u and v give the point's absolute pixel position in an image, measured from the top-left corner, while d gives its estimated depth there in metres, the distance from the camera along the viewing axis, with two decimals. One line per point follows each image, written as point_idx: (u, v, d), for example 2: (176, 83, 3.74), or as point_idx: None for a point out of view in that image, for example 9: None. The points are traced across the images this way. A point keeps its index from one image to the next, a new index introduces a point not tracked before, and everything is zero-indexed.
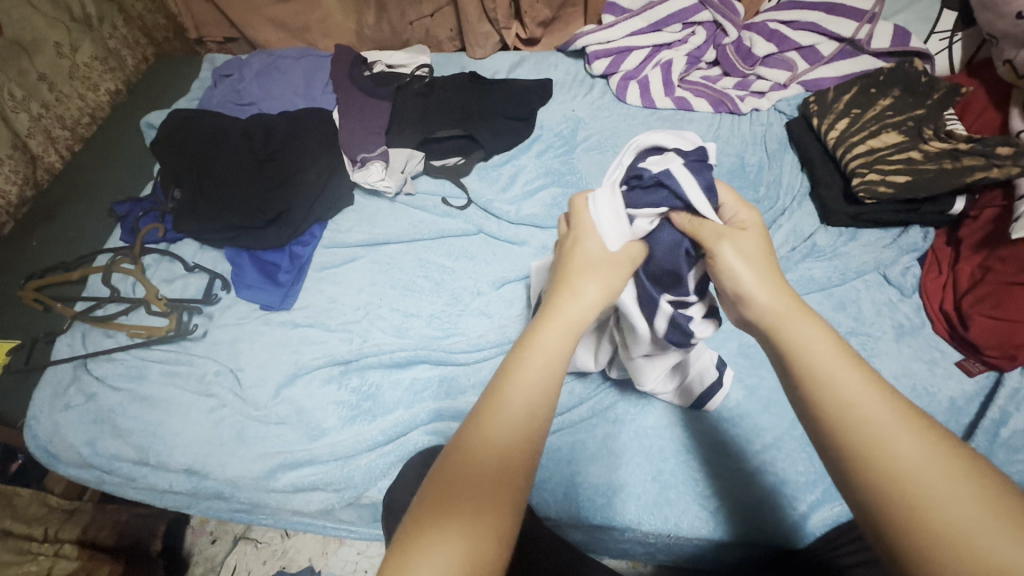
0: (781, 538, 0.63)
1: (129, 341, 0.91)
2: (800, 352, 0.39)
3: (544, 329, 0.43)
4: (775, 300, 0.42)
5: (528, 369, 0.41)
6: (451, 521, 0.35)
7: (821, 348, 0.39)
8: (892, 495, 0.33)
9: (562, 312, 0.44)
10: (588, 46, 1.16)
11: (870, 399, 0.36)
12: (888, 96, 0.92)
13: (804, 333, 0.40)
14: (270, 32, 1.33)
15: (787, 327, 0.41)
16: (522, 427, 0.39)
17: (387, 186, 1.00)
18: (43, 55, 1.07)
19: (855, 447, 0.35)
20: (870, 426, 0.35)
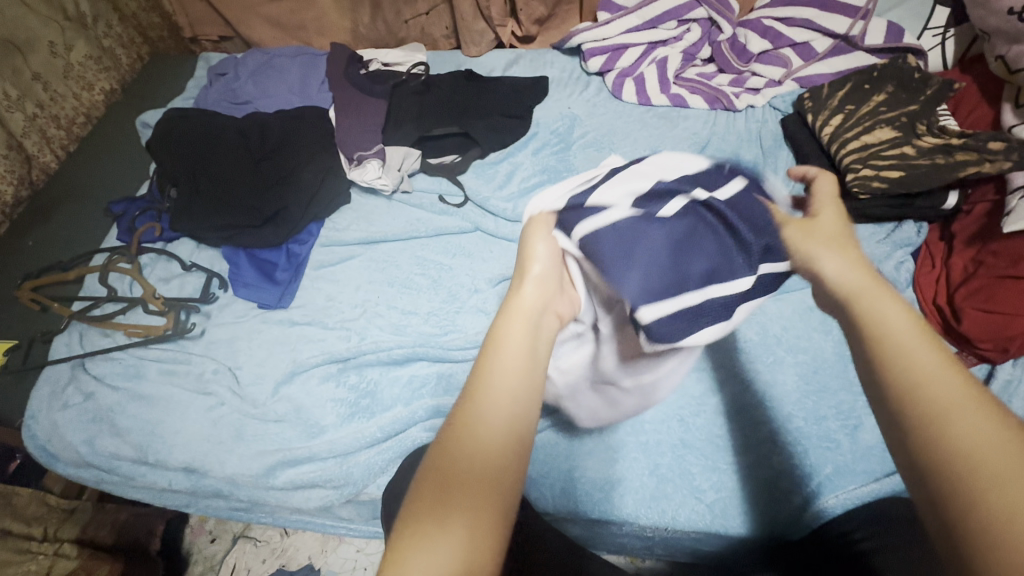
0: (779, 527, 0.64)
1: (126, 340, 0.91)
2: (875, 321, 0.38)
3: (509, 323, 0.46)
4: (854, 272, 0.42)
5: (500, 361, 0.42)
6: (442, 515, 0.35)
7: (896, 320, 0.38)
8: (944, 463, 0.32)
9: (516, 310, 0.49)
10: (584, 44, 1.16)
11: (940, 376, 0.34)
12: (882, 92, 0.93)
13: (880, 308, 0.39)
14: (265, 31, 1.33)
15: (863, 299, 0.40)
16: (508, 415, 0.40)
17: (385, 184, 1.00)
18: (37, 55, 1.07)
19: (929, 426, 0.33)
20: (944, 406, 0.33)
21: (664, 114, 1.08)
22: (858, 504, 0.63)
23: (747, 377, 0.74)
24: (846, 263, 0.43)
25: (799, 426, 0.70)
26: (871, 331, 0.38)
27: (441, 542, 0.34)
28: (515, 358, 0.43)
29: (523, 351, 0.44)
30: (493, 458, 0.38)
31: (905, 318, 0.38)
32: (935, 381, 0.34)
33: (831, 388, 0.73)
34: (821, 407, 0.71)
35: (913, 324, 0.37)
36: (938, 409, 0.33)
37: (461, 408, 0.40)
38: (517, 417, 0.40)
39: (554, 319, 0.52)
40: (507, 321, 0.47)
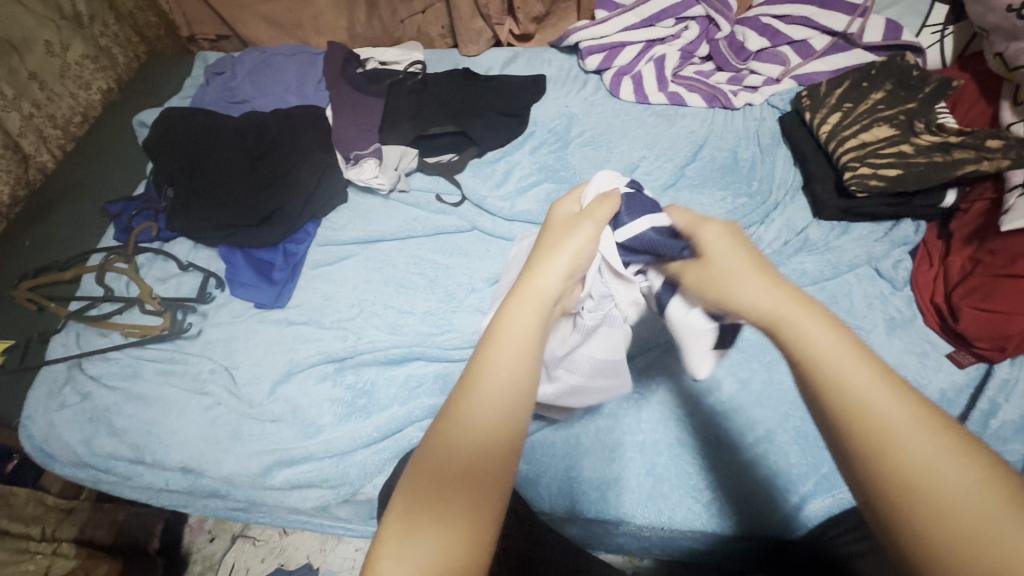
0: (774, 529, 0.63)
1: (123, 340, 0.91)
2: (809, 348, 0.36)
3: (522, 309, 0.43)
4: (777, 299, 0.40)
5: (500, 354, 0.40)
6: (432, 514, 0.34)
7: (831, 345, 0.36)
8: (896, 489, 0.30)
9: (529, 287, 0.45)
10: (582, 42, 1.16)
11: (887, 397, 0.33)
12: (880, 89, 0.92)
13: (815, 335, 0.36)
14: (262, 29, 1.33)
15: (796, 327, 0.38)
16: (505, 414, 0.38)
17: (382, 183, 1.00)
18: (33, 54, 1.06)
19: (870, 460, 0.32)
20: (886, 438, 0.32)
21: (662, 112, 1.08)
22: (853, 504, 0.63)
23: (744, 376, 0.74)
24: (764, 291, 0.41)
25: (795, 426, 0.70)
26: (806, 360, 0.36)
27: (422, 541, 0.33)
28: (515, 352, 0.40)
29: (527, 344, 0.41)
30: (484, 458, 0.36)
31: (840, 343, 0.36)
32: (873, 413, 0.32)
33: None
34: None
35: (850, 352, 0.35)
36: (880, 442, 0.32)
37: (456, 399, 0.39)
38: (512, 417, 0.38)
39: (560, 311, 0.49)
40: (516, 305, 0.43)
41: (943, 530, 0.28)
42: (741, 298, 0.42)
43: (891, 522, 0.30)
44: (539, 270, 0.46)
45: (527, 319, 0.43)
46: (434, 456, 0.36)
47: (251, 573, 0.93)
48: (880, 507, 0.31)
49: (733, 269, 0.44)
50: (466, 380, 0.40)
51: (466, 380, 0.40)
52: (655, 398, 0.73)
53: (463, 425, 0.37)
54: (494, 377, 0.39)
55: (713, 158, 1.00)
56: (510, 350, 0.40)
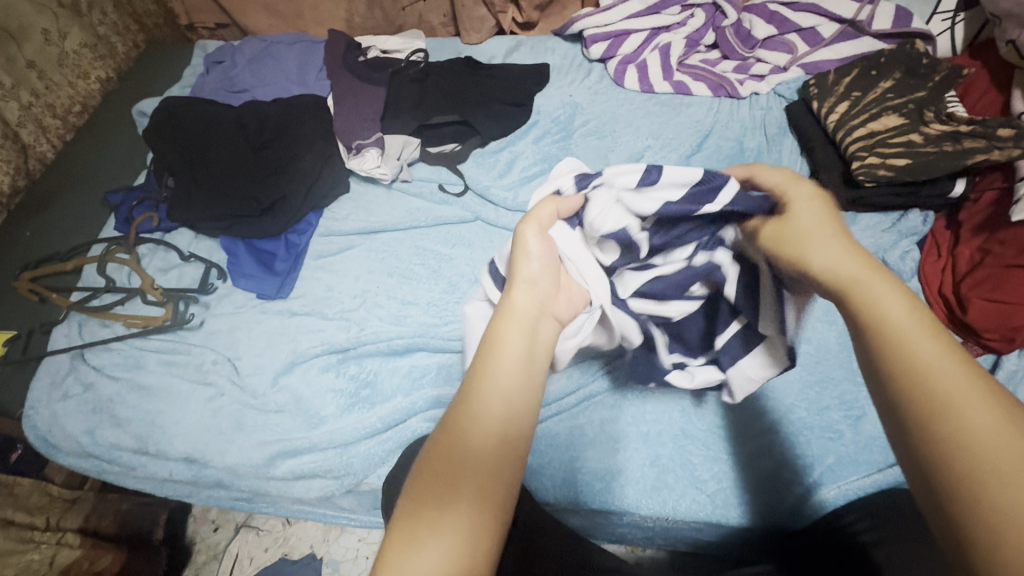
0: (779, 519, 0.63)
1: (125, 331, 0.90)
2: (880, 314, 0.36)
3: (512, 330, 0.43)
4: (841, 261, 0.39)
5: (497, 366, 0.41)
6: (438, 506, 0.36)
7: (904, 311, 0.36)
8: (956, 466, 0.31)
9: (517, 310, 0.45)
10: (586, 30, 1.14)
11: (954, 375, 0.33)
12: (889, 78, 0.91)
13: (881, 298, 0.37)
14: (262, 18, 1.31)
15: (857, 291, 0.38)
16: (503, 423, 0.39)
17: (384, 173, 0.99)
18: (31, 42, 1.05)
19: (924, 427, 0.32)
20: (945, 399, 0.32)
21: (667, 101, 1.07)
22: (859, 495, 0.63)
23: None
24: (834, 252, 0.40)
25: (801, 417, 0.70)
26: (867, 322, 0.36)
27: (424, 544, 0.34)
28: (512, 362, 0.42)
29: (519, 354, 0.42)
30: (490, 463, 0.37)
31: (905, 309, 0.36)
32: (934, 377, 0.33)
33: (833, 379, 0.72)
34: (824, 397, 0.71)
35: (919, 321, 0.35)
36: (941, 404, 0.32)
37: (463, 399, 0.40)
38: (511, 422, 0.39)
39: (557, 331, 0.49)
40: (506, 320, 0.44)
41: (988, 493, 0.30)
42: (811, 256, 0.40)
43: (939, 481, 0.31)
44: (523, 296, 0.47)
45: (515, 333, 0.44)
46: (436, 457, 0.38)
47: (256, 562, 0.94)
48: (928, 468, 0.32)
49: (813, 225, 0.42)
50: (464, 392, 0.40)
51: (465, 391, 0.41)
52: (660, 388, 0.73)
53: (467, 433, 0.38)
54: (494, 389, 0.40)
55: (719, 148, 0.98)
56: (502, 360, 0.42)
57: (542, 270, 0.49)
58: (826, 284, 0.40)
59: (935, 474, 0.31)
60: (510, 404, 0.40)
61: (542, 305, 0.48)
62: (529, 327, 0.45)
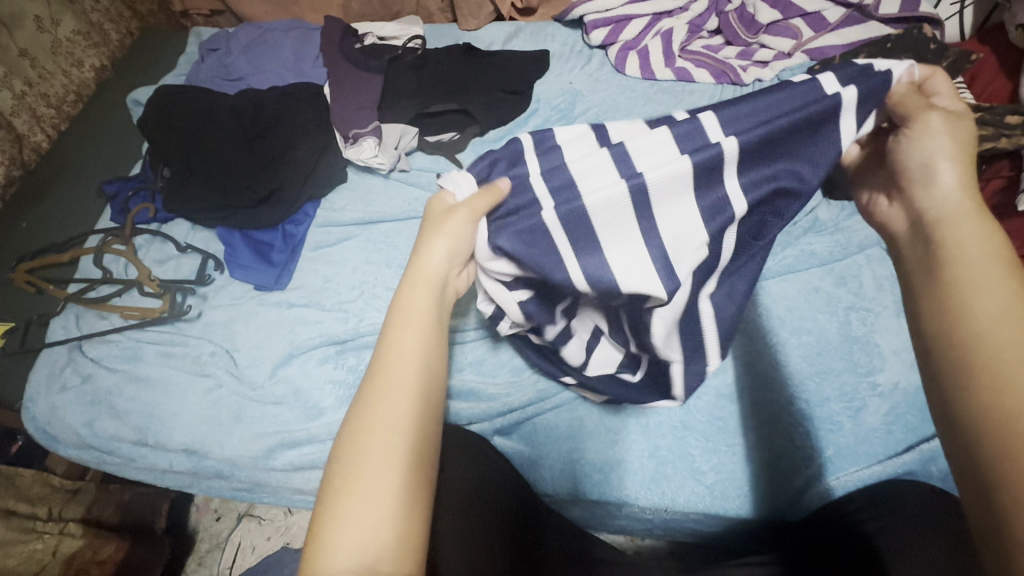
0: (779, 509, 0.64)
1: (123, 323, 0.90)
2: (956, 250, 0.40)
3: (414, 297, 0.44)
4: (957, 197, 0.42)
5: (403, 338, 0.42)
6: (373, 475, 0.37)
7: (979, 254, 0.39)
8: (983, 386, 0.35)
9: (420, 269, 0.45)
10: (587, 15, 1.12)
11: (1006, 314, 0.36)
12: (897, 62, 0.88)
13: (966, 241, 0.40)
14: (257, 5, 1.30)
15: (951, 228, 0.41)
16: (422, 389, 0.40)
17: (382, 163, 0.98)
18: (23, 30, 1.03)
19: (964, 353, 0.36)
20: (978, 335, 0.36)
21: (668, 88, 1.05)
22: (858, 487, 0.63)
23: (749, 358, 0.73)
24: (946, 190, 0.43)
25: (801, 408, 0.69)
26: (944, 261, 0.40)
27: (360, 513, 0.35)
28: (420, 326, 0.43)
29: (426, 325, 0.43)
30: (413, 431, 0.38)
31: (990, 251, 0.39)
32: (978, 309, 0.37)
33: (835, 370, 0.72)
34: (824, 389, 0.70)
35: (998, 255, 0.39)
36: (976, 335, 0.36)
37: (377, 368, 0.41)
38: (427, 386, 0.40)
39: (454, 294, 0.50)
40: (406, 285, 0.45)
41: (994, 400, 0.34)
42: (936, 188, 0.43)
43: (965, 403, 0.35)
44: (424, 253, 0.46)
45: (424, 304, 0.44)
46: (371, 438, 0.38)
47: (258, 551, 0.94)
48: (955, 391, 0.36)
49: (961, 149, 0.43)
50: (378, 359, 0.41)
51: (379, 357, 0.41)
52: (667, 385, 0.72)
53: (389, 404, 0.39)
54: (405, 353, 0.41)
55: None
56: (410, 331, 0.42)
57: (463, 253, 0.48)
58: (929, 220, 0.43)
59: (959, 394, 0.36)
60: (424, 373, 0.41)
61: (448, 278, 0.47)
62: (437, 294, 0.45)
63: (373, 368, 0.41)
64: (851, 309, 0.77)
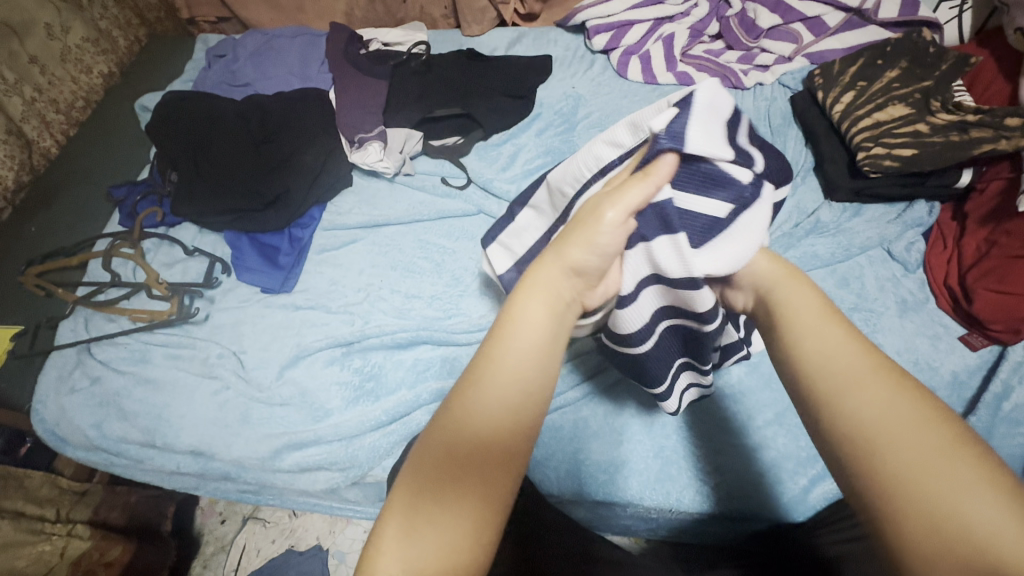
0: (781, 511, 0.63)
1: (131, 325, 0.91)
2: (786, 313, 0.42)
3: (531, 304, 0.39)
4: (770, 268, 0.46)
5: (509, 353, 0.37)
6: (447, 498, 0.32)
7: (803, 308, 0.42)
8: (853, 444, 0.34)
9: (542, 278, 0.40)
10: (589, 21, 1.14)
11: (839, 353, 0.38)
12: (896, 67, 0.90)
13: (792, 302, 0.42)
14: (263, 11, 1.31)
15: (776, 298, 0.44)
16: (507, 414, 0.35)
17: (387, 167, 0.99)
18: (34, 38, 1.05)
19: (826, 406, 0.36)
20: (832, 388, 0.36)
21: (670, 92, 1.06)
22: None
23: (754, 358, 0.74)
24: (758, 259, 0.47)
25: None
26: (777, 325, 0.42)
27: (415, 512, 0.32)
28: (531, 339, 0.38)
29: (539, 336, 0.38)
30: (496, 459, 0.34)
31: (811, 307, 0.41)
32: (824, 358, 0.38)
33: None
34: None
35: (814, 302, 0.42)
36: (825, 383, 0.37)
37: (468, 377, 0.37)
38: (521, 405, 0.36)
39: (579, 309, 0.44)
40: (527, 289, 0.40)
41: (864, 447, 0.33)
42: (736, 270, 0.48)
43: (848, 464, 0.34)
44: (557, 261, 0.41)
45: (538, 315, 0.39)
46: (438, 443, 0.34)
47: (263, 553, 0.95)
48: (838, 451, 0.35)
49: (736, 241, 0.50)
50: (476, 362, 0.37)
51: (474, 367, 0.37)
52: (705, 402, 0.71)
53: (469, 411, 0.35)
54: (506, 367, 0.36)
55: None
56: (517, 344, 0.37)
57: (598, 264, 0.42)
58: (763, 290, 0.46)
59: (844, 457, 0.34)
60: (521, 389, 0.36)
61: (577, 294, 0.42)
62: (557, 306, 0.40)
63: (468, 375, 0.37)
64: (853, 311, 0.77)
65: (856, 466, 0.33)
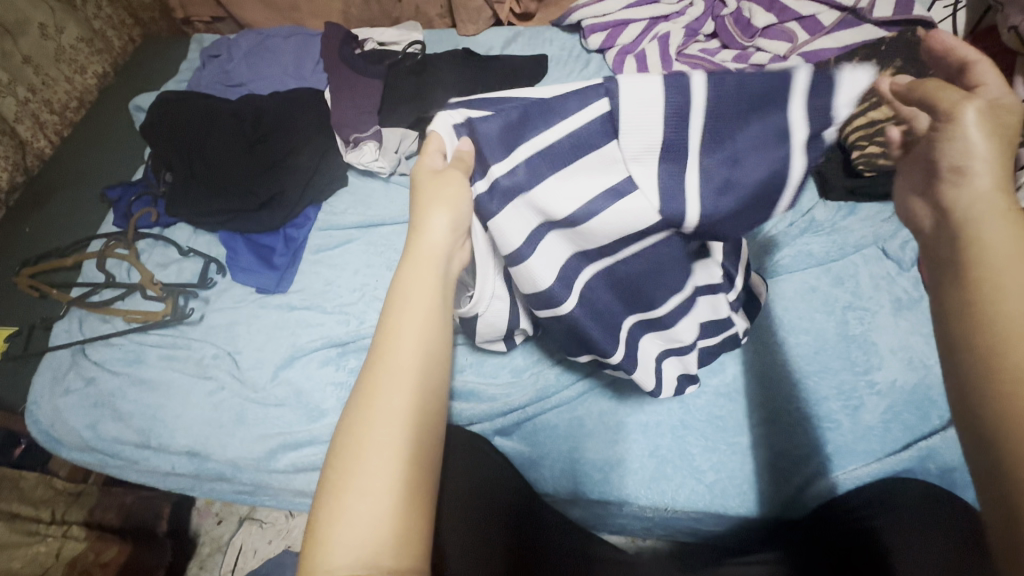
0: (777, 508, 0.64)
1: (126, 326, 0.91)
2: (980, 247, 0.36)
3: (411, 279, 0.42)
4: (991, 194, 0.36)
5: (401, 328, 0.39)
6: (386, 476, 0.35)
7: (1006, 247, 0.35)
8: (998, 392, 0.33)
9: (416, 253, 0.43)
10: (584, 20, 1.14)
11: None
12: (890, 66, 0.89)
13: (992, 233, 0.36)
14: (258, 11, 1.31)
15: (977, 225, 0.36)
16: (419, 385, 0.38)
17: (381, 167, 1.00)
18: (28, 38, 1.04)
19: (990, 354, 0.34)
20: (1002, 333, 0.33)
21: None
22: (857, 484, 0.63)
23: (747, 356, 0.74)
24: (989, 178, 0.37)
25: (800, 407, 0.70)
26: (965, 254, 0.36)
27: (358, 510, 0.33)
28: (419, 309, 0.40)
29: (425, 302, 0.41)
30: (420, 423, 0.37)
31: (1018, 252, 0.35)
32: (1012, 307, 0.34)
33: (832, 369, 0.72)
34: (822, 388, 0.71)
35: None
36: (994, 327, 0.34)
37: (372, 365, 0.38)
38: (428, 368, 0.38)
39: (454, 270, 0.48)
40: (402, 267, 0.42)
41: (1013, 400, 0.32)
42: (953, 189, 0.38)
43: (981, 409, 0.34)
44: (422, 234, 0.44)
45: (420, 286, 0.41)
46: (371, 425, 0.36)
47: (259, 554, 0.95)
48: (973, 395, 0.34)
49: (980, 143, 0.37)
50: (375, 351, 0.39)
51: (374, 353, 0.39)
52: (700, 398, 0.72)
53: (382, 393, 0.37)
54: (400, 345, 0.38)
55: None
56: (408, 317, 0.40)
57: (457, 227, 0.45)
58: (957, 209, 0.38)
59: (978, 400, 0.34)
60: (423, 358, 0.38)
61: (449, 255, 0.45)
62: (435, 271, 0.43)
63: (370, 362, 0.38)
64: (848, 309, 0.77)
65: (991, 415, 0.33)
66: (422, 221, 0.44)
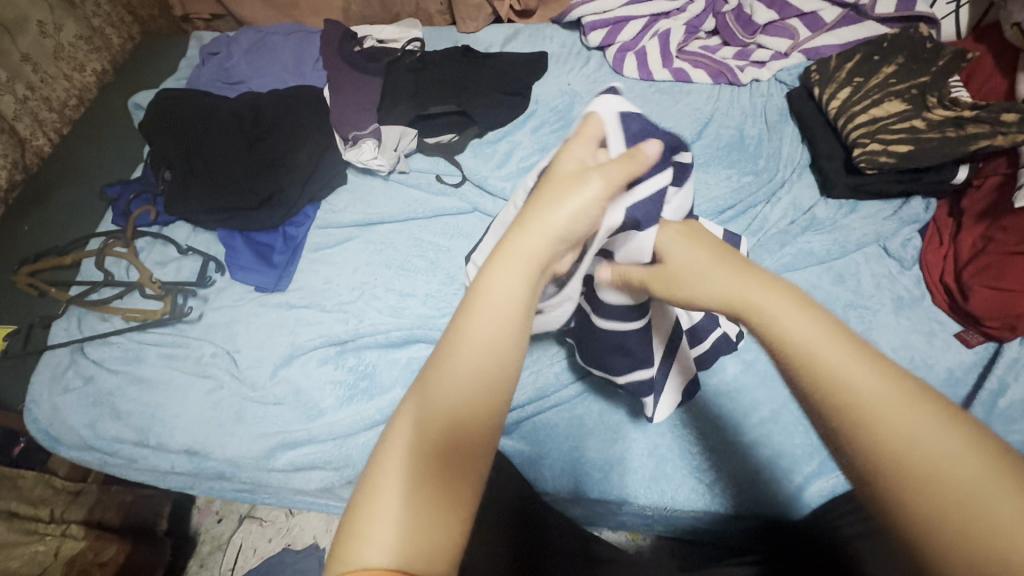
0: (777, 509, 0.63)
1: (124, 324, 0.91)
2: (786, 336, 0.35)
3: (504, 275, 0.38)
4: (733, 290, 0.40)
5: (480, 326, 0.36)
6: (428, 481, 0.33)
7: (807, 329, 0.34)
8: (896, 486, 0.29)
9: (513, 248, 0.39)
10: (585, 17, 1.13)
11: (875, 381, 0.31)
12: (892, 63, 0.89)
13: (783, 317, 0.36)
14: (257, 8, 1.31)
15: (766, 319, 0.37)
16: (479, 392, 0.35)
17: (381, 164, 0.99)
18: (26, 35, 1.04)
19: (862, 442, 0.30)
20: (864, 417, 0.30)
21: (666, 89, 1.05)
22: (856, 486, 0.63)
23: (747, 355, 0.74)
24: (724, 278, 0.41)
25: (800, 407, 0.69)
26: (779, 349, 0.35)
27: (388, 508, 0.32)
28: (502, 309, 0.37)
29: (514, 302, 0.37)
30: (471, 432, 0.35)
31: (819, 330, 0.34)
32: (862, 391, 0.31)
33: None
34: None
35: (820, 324, 0.35)
36: (865, 413, 0.30)
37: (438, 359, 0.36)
38: (494, 375, 0.36)
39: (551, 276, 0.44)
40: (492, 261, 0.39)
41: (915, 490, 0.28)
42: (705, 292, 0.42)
43: (885, 506, 0.29)
44: (524, 229, 0.40)
45: (510, 285, 0.38)
46: (422, 423, 0.34)
47: (259, 552, 0.95)
48: (877, 495, 0.29)
49: (690, 266, 0.45)
50: (444, 344, 0.37)
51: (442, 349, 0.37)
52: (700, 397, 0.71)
53: (435, 392, 0.35)
54: (471, 347, 0.36)
55: (718, 136, 0.97)
56: (486, 314, 0.37)
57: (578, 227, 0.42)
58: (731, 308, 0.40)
59: (879, 497, 0.29)
60: (487, 358, 0.36)
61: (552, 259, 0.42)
62: (533, 274, 0.39)
63: (437, 356, 0.36)
64: (850, 308, 0.77)
65: (901, 511, 0.28)
66: (534, 215, 0.41)
